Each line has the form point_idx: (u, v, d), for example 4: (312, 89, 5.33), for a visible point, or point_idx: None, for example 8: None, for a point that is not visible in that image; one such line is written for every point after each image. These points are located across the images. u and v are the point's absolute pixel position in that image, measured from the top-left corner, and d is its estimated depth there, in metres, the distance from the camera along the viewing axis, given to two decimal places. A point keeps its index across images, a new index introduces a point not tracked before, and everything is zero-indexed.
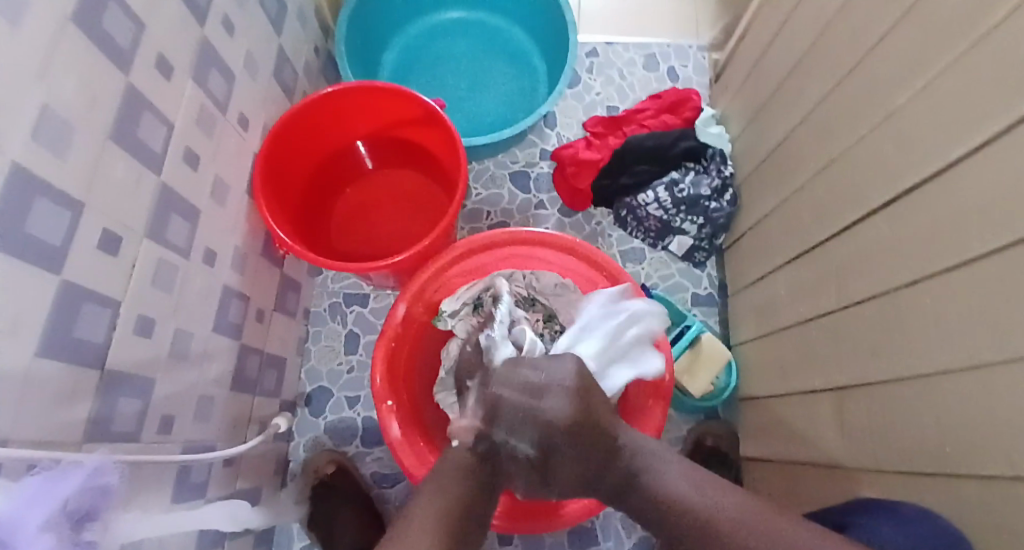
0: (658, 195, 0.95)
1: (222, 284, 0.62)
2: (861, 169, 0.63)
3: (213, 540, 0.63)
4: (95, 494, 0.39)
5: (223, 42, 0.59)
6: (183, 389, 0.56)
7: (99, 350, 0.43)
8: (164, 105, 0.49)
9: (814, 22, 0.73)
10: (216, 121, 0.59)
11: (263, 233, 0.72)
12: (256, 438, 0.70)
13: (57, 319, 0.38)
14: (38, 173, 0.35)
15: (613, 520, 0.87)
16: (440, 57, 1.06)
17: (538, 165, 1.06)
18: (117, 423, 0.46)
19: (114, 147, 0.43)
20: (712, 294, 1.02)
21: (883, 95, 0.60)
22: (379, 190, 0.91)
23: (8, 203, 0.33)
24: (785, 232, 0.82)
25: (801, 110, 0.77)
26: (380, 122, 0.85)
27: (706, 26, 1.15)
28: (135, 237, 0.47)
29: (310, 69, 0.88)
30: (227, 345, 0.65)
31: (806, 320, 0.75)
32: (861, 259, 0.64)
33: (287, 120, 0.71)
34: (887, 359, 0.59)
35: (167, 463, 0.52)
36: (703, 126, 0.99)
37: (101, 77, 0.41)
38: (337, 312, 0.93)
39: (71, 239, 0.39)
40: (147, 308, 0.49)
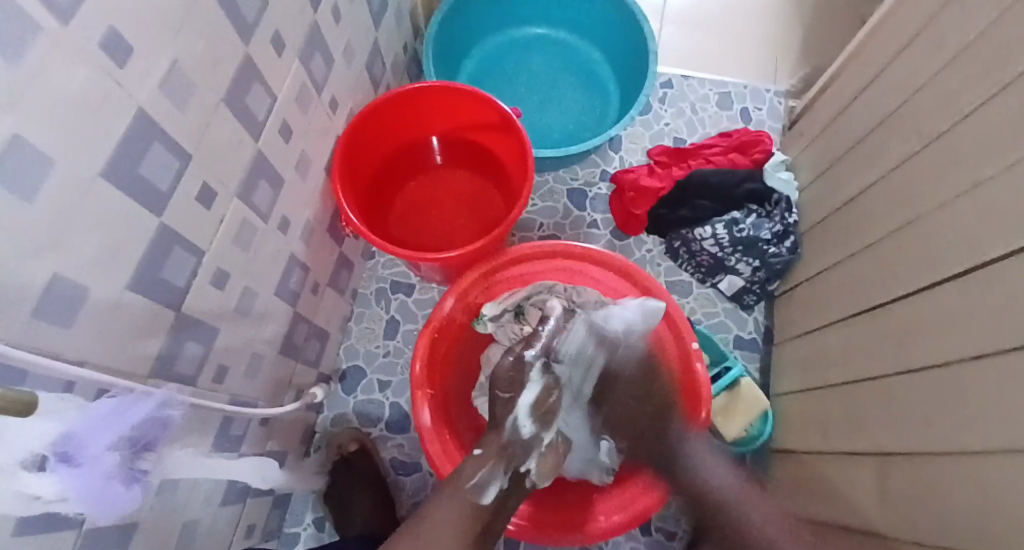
0: (716, 232, 0.93)
1: (290, 251, 0.66)
2: (935, 238, 0.62)
3: (238, 493, 0.65)
4: (158, 426, 0.43)
5: (329, 28, 0.63)
6: (240, 343, 0.59)
7: (178, 293, 0.46)
8: (272, 79, 0.53)
9: (906, 82, 0.71)
10: (312, 101, 0.63)
11: (331, 210, 0.75)
12: (292, 404, 0.72)
13: (151, 258, 0.41)
14: (157, 120, 0.39)
15: (622, 549, 0.86)
16: (519, 70, 1.09)
17: (598, 185, 1.07)
18: (180, 364, 0.49)
19: (225, 110, 0.47)
20: (756, 339, 1.00)
21: (970, 164, 0.58)
22: (442, 187, 0.94)
23: (128, 142, 0.36)
24: (843, 289, 0.80)
25: (879, 168, 0.75)
26: (457, 123, 0.88)
27: (785, 73, 1.15)
28: (227, 194, 0.50)
29: (397, 65, 0.92)
30: (283, 311, 0.68)
31: (856, 382, 0.73)
32: (922, 328, 0.62)
33: (371, 109, 0.75)
34: (940, 432, 0.56)
35: (214, 411, 0.55)
36: (772, 170, 0.98)
37: (226, 46, 0.44)
38: (383, 297, 0.96)
39: (175, 186, 0.42)
40: (224, 263, 0.52)
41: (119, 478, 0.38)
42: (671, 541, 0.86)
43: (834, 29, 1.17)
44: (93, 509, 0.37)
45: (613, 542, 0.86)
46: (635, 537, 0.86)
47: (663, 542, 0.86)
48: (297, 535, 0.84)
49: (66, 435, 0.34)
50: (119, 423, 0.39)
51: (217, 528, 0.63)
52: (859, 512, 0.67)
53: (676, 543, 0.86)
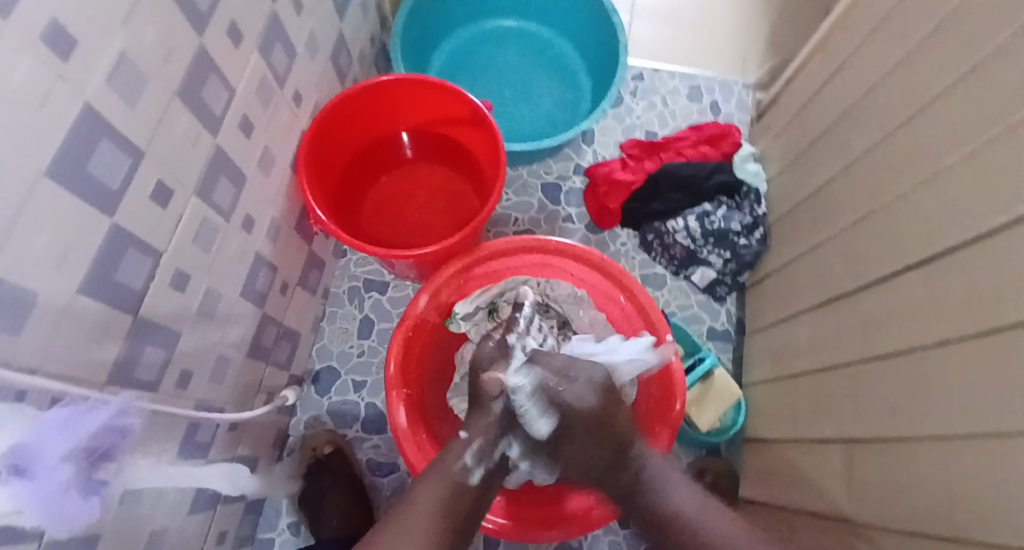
0: (688, 224, 0.95)
1: (255, 251, 0.64)
2: (897, 225, 0.63)
3: (207, 501, 0.63)
4: (116, 434, 0.41)
5: (290, 19, 0.61)
6: (205, 346, 0.57)
7: (136, 297, 0.44)
8: (230, 72, 0.51)
9: (868, 74, 0.73)
10: (274, 94, 0.61)
11: (299, 207, 0.73)
12: (263, 407, 0.71)
13: (104, 261, 0.40)
14: (106, 116, 0.37)
15: (601, 540, 0.86)
16: (489, 63, 1.08)
17: (571, 179, 1.07)
18: (140, 370, 0.47)
19: (179, 104, 0.45)
20: (728, 330, 1.01)
21: (929, 154, 0.59)
22: (414, 183, 0.92)
23: (74, 140, 0.34)
24: (811, 279, 0.81)
25: (844, 159, 0.76)
26: (428, 117, 0.86)
27: (753, 66, 1.16)
28: (185, 192, 0.48)
29: (364, 57, 0.90)
30: (250, 312, 0.66)
31: (825, 368, 0.74)
32: (887, 315, 0.63)
33: (337, 103, 0.73)
34: (906, 416, 0.58)
35: (179, 417, 0.53)
36: (741, 162, 0.99)
37: (179, 37, 0.43)
38: (356, 295, 0.94)
39: (128, 184, 0.40)
40: (184, 265, 0.50)
41: (76, 490, 0.37)
42: None
43: (799, 22, 1.19)
44: (48, 523, 0.36)
45: (593, 534, 0.86)
46: (614, 529, 0.87)
47: (642, 533, 0.87)
48: (272, 541, 0.82)
49: (19, 447, 0.33)
50: (77, 433, 0.37)
51: (186, 538, 0.61)
52: (828, 497, 0.69)
53: None
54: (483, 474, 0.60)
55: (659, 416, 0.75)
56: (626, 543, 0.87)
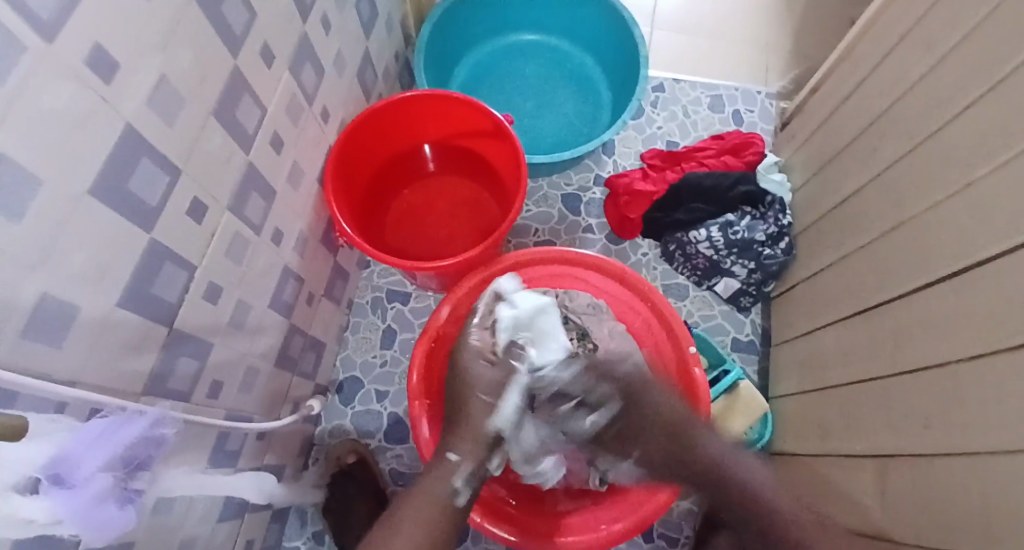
0: (710, 234, 0.93)
1: (283, 264, 0.65)
2: (928, 234, 0.62)
3: (235, 508, 0.65)
4: (149, 445, 0.42)
5: (318, 39, 0.63)
6: (235, 356, 0.58)
7: (171, 309, 0.45)
8: (261, 91, 0.53)
9: (896, 82, 0.72)
10: (302, 111, 0.63)
11: (325, 220, 0.75)
12: (289, 417, 0.72)
13: (142, 274, 0.41)
14: (144, 135, 0.38)
15: None
16: (510, 77, 1.09)
17: (592, 190, 1.07)
18: (174, 380, 0.48)
19: (214, 123, 0.46)
20: (753, 341, 1.00)
21: (962, 162, 0.58)
22: (435, 195, 0.93)
23: (115, 159, 0.36)
24: (839, 289, 0.80)
25: (871, 167, 0.75)
26: (450, 130, 0.87)
27: (776, 75, 1.15)
28: (218, 208, 0.49)
29: (388, 73, 0.92)
30: (278, 323, 0.67)
31: (855, 381, 0.73)
32: (919, 327, 0.62)
33: (362, 119, 0.75)
34: (940, 431, 0.56)
35: (210, 426, 0.54)
36: (765, 171, 0.97)
37: (214, 58, 0.44)
38: (379, 306, 0.95)
39: (164, 200, 0.42)
40: (217, 277, 0.51)
41: (112, 499, 0.38)
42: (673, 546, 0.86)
43: (823, 29, 1.18)
44: (88, 532, 0.37)
45: (616, 548, 0.85)
46: (638, 543, 0.86)
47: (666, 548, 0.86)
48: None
49: (55, 458, 0.33)
50: (113, 443, 0.38)
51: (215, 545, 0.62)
52: (862, 514, 0.67)
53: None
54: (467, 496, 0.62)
55: None
56: None
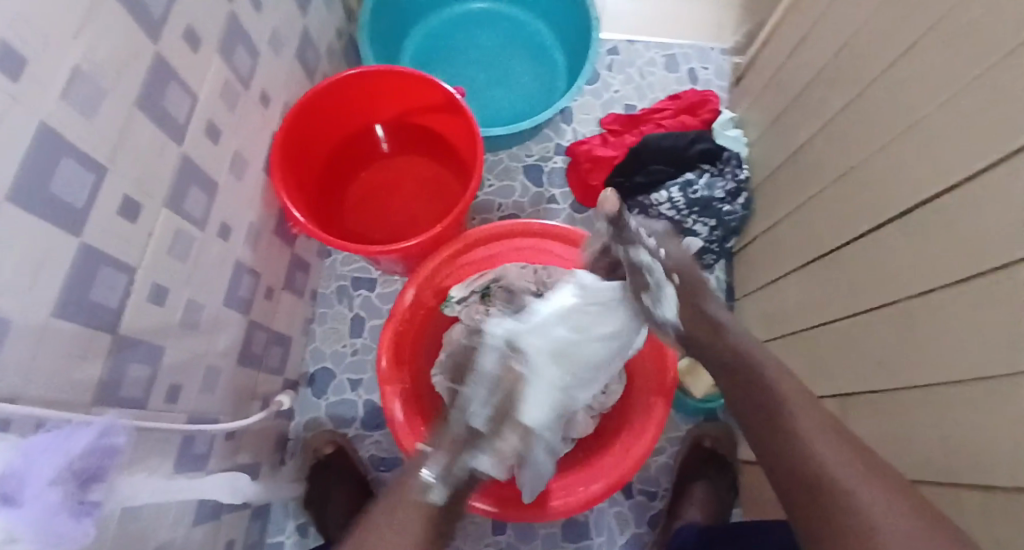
0: (671, 195, 0.93)
1: (236, 258, 0.63)
2: (876, 181, 0.63)
3: (211, 511, 0.63)
4: (105, 453, 0.39)
5: (250, 17, 0.59)
6: (192, 357, 0.56)
7: (114, 315, 0.43)
8: (191, 78, 0.50)
9: (840, 32, 0.73)
10: (239, 96, 0.59)
11: (278, 210, 0.72)
12: (259, 413, 0.70)
13: (76, 281, 0.39)
14: (64, 133, 0.36)
15: (607, 515, 0.88)
16: (460, 49, 1.06)
17: (552, 160, 1.06)
18: (126, 388, 0.46)
19: (141, 114, 0.43)
20: (719, 297, 1.02)
21: (906, 107, 0.59)
22: (392, 174, 0.91)
23: (33, 163, 0.33)
24: (797, 241, 0.82)
25: (822, 119, 0.76)
26: (399, 108, 0.85)
27: (728, 31, 1.15)
28: (155, 205, 0.47)
29: (331, 51, 0.88)
30: (237, 320, 0.65)
31: (815, 328, 0.75)
32: (872, 274, 0.64)
33: (307, 101, 0.72)
34: (893, 369, 0.59)
35: (173, 431, 0.53)
36: (720, 129, 0.99)
37: (132, 44, 0.41)
38: (344, 294, 0.94)
39: (93, 201, 0.39)
40: (162, 277, 0.49)
41: (67, 512, 0.35)
42: (653, 502, 0.88)
43: None
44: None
45: (598, 509, 0.88)
46: (618, 501, 0.88)
47: (646, 504, 0.88)
48: (282, 543, 0.83)
49: (0, 476, 0.31)
50: (59, 456, 0.35)
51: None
52: None
53: (658, 502, 0.88)
54: (444, 490, 0.54)
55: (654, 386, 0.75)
56: (632, 516, 0.88)
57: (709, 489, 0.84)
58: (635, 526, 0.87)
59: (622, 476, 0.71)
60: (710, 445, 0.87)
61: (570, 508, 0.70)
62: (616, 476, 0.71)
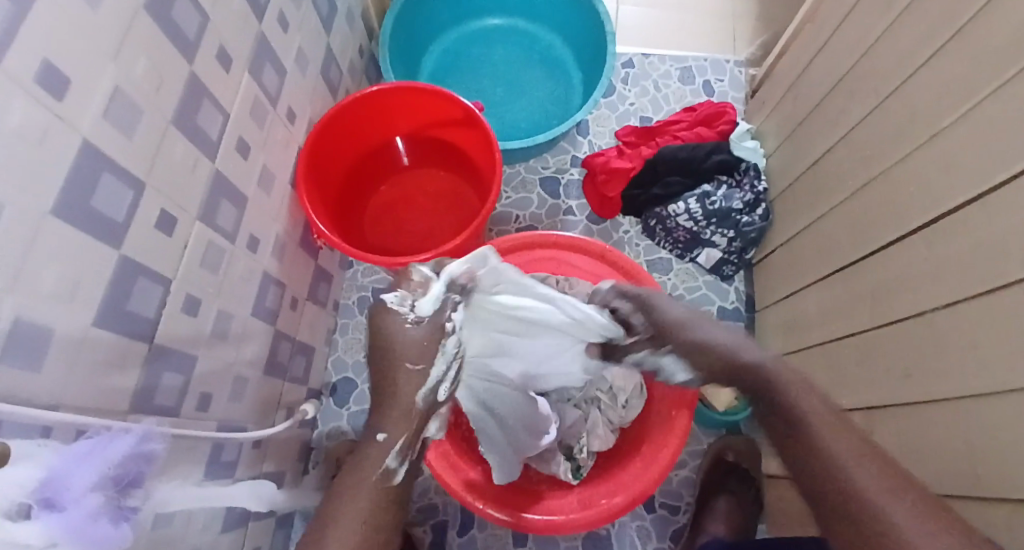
0: (689, 207, 0.94)
1: (262, 270, 0.65)
2: (898, 188, 0.63)
3: (237, 518, 0.65)
4: (140, 461, 0.41)
5: (277, 38, 0.62)
6: (221, 367, 0.58)
7: (149, 324, 0.45)
8: (222, 96, 0.52)
9: (858, 41, 0.72)
10: (267, 113, 0.61)
11: (302, 223, 0.74)
12: (283, 422, 0.71)
13: (115, 292, 0.40)
14: (105, 151, 0.37)
15: (628, 528, 0.87)
16: (478, 64, 1.08)
17: (569, 171, 1.07)
18: (159, 396, 0.48)
19: (175, 132, 0.45)
20: (739, 308, 1.01)
21: (927, 114, 0.59)
22: (412, 187, 0.93)
23: (76, 179, 0.35)
24: (817, 250, 0.81)
25: (841, 127, 0.76)
26: (419, 123, 0.87)
27: (744, 42, 1.15)
28: (188, 218, 0.49)
29: (353, 69, 0.90)
30: (263, 330, 0.67)
31: (838, 338, 0.74)
32: (896, 282, 0.63)
33: (330, 117, 0.74)
34: (919, 379, 0.58)
35: (203, 439, 0.54)
36: (737, 140, 0.99)
37: (168, 65, 0.43)
38: (365, 305, 0.95)
39: (132, 215, 0.41)
40: (194, 289, 0.51)
41: (107, 516, 0.36)
42: (675, 516, 0.87)
43: None
44: None
45: (619, 522, 0.87)
46: (640, 514, 0.87)
47: (668, 517, 0.87)
48: None
49: (46, 480, 0.33)
50: (101, 462, 0.37)
51: None
52: None
53: (681, 516, 0.87)
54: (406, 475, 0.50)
55: (674, 398, 0.74)
56: (653, 529, 0.87)
57: (732, 503, 0.83)
58: (657, 540, 0.86)
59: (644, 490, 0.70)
60: (733, 459, 0.87)
61: (591, 521, 0.69)
62: (637, 489, 0.70)
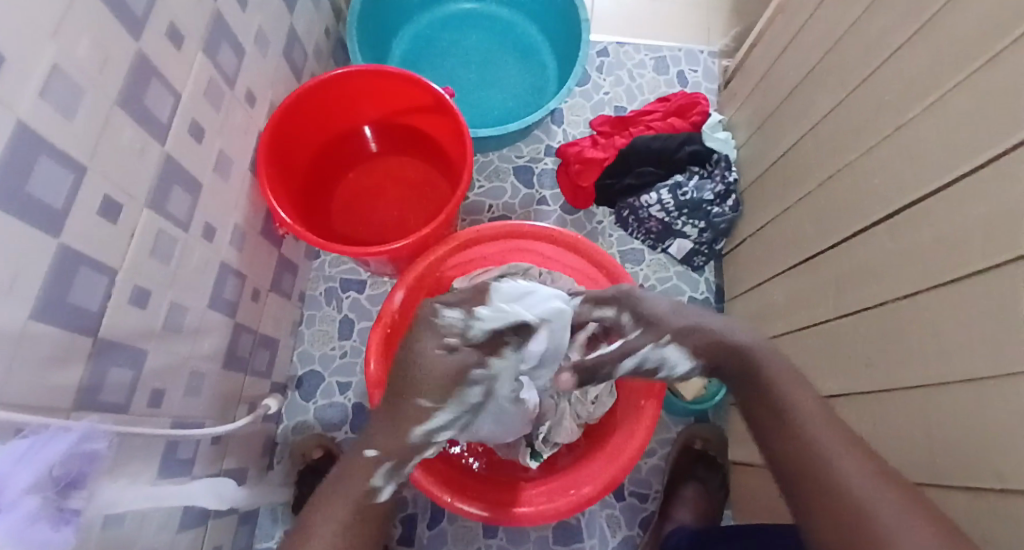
0: (661, 197, 0.94)
1: (220, 260, 0.62)
2: (863, 181, 0.64)
3: (196, 517, 0.62)
4: (84, 461, 0.39)
5: (235, 16, 0.59)
6: (176, 361, 0.55)
7: (94, 318, 0.42)
8: (174, 76, 0.49)
9: (827, 34, 0.73)
10: (224, 95, 0.59)
11: (264, 211, 0.72)
12: (246, 417, 0.69)
13: (55, 283, 0.38)
14: (42, 132, 0.35)
15: (598, 518, 0.87)
16: (450, 49, 1.06)
17: (542, 161, 1.06)
18: (107, 393, 0.45)
19: (121, 113, 0.43)
20: (709, 298, 1.02)
21: (892, 108, 0.60)
22: (381, 175, 0.90)
23: (10, 162, 0.33)
24: (785, 241, 0.82)
25: (810, 120, 0.76)
26: (388, 108, 0.84)
27: (718, 33, 1.15)
28: (137, 205, 0.46)
29: (319, 51, 0.87)
30: (222, 322, 0.64)
31: (804, 328, 0.75)
32: (860, 274, 0.64)
33: (293, 101, 0.70)
34: (880, 369, 0.59)
35: (157, 436, 0.52)
36: (710, 131, 0.99)
37: (113, 42, 0.41)
38: (333, 296, 0.93)
39: (73, 202, 0.39)
40: (144, 280, 0.48)
41: (47, 520, 0.34)
42: (644, 504, 0.88)
43: None
44: None
45: (589, 511, 0.87)
46: (610, 503, 0.88)
47: (637, 505, 0.88)
48: None
49: None
50: (41, 462, 0.35)
51: None
52: None
53: (649, 504, 0.88)
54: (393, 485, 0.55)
55: (644, 388, 0.73)
56: (623, 517, 0.88)
57: (700, 491, 0.84)
58: (627, 528, 0.87)
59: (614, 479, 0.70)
60: (701, 446, 0.88)
61: (561, 511, 0.69)
62: (608, 479, 0.70)
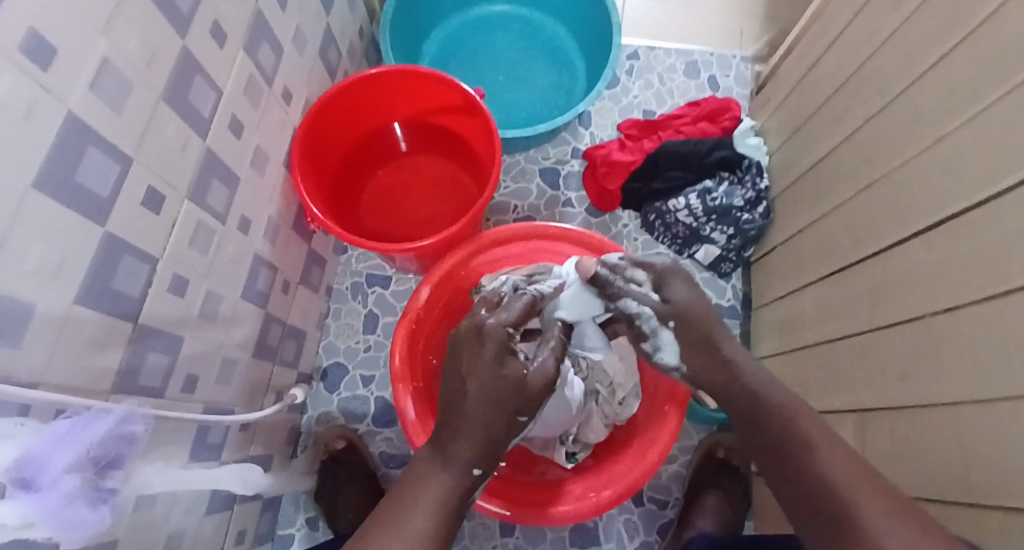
0: (689, 202, 0.94)
1: (254, 252, 0.64)
2: (901, 191, 0.62)
3: (223, 500, 0.64)
4: (120, 442, 0.40)
5: (275, 15, 0.60)
6: (209, 348, 0.57)
7: (135, 303, 0.44)
8: (216, 72, 0.51)
9: (866, 39, 0.71)
10: (262, 92, 0.60)
11: (296, 206, 0.73)
12: (272, 406, 0.71)
13: (99, 268, 0.40)
14: (92, 124, 0.36)
15: (615, 522, 0.87)
16: (480, 51, 1.06)
17: (569, 163, 1.06)
18: (144, 377, 0.47)
19: (165, 107, 0.44)
20: (734, 306, 1.01)
21: (932, 117, 0.58)
22: (410, 174, 0.92)
23: (61, 151, 0.34)
24: (817, 250, 0.80)
25: (845, 128, 0.75)
26: (418, 107, 0.85)
27: (751, 38, 1.14)
28: (178, 197, 0.48)
29: (353, 51, 0.89)
30: (254, 312, 0.66)
31: (834, 340, 0.73)
32: (895, 286, 0.62)
33: (327, 99, 0.72)
34: (914, 384, 0.58)
35: (189, 420, 0.54)
36: (741, 136, 0.98)
37: (160, 39, 0.42)
38: (359, 291, 0.94)
39: (118, 192, 0.40)
40: (183, 268, 0.50)
41: (84, 498, 0.35)
42: (663, 511, 0.87)
43: None
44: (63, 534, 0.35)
45: (607, 515, 0.87)
46: (628, 509, 0.88)
47: (656, 512, 0.87)
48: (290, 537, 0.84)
49: (18, 460, 0.32)
50: (81, 443, 0.36)
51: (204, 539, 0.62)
52: None
53: (668, 512, 0.87)
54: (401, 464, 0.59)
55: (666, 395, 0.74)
56: (641, 523, 0.87)
57: (721, 499, 0.83)
58: (644, 534, 0.86)
59: (634, 484, 0.69)
60: (723, 455, 0.87)
61: (580, 512, 0.68)
62: (628, 483, 0.69)
